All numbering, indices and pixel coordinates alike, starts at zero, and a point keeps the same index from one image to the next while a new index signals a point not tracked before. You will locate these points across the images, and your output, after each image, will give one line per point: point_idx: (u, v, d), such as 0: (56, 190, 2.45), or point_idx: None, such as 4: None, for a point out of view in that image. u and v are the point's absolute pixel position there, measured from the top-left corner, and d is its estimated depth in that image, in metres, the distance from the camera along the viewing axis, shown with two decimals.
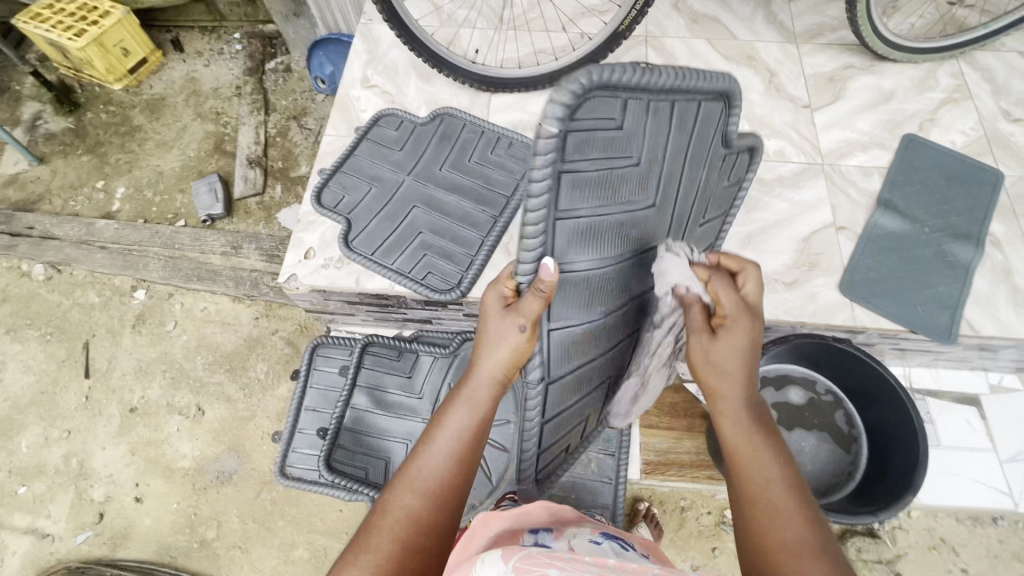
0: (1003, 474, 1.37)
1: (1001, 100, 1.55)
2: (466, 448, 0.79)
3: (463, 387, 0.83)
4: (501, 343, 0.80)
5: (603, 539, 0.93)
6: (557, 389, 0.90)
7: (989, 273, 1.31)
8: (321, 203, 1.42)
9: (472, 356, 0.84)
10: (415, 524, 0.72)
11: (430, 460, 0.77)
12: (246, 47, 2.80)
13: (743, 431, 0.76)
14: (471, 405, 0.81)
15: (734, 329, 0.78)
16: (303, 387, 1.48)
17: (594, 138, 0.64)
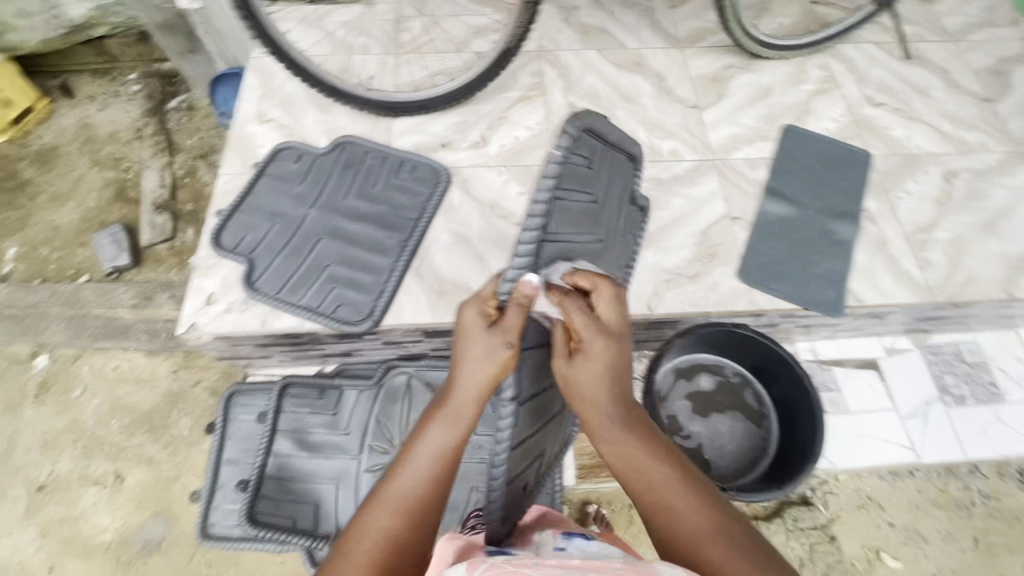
0: (905, 429, 1.48)
1: (865, 87, 1.69)
2: (444, 467, 0.86)
3: (444, 404, 0.88)
4: (483, 361, 0.87)
5: (567, 541, 0.88)
6: (524, 410, 0.95)
7: (868, 246, 1.42)
8: (220, 245, 1.36)
9: (454, 371, 0.89)
10: (390, 543, 0.81)
11: (408, 480, 0.85)
12: (144, 87, 2.66)
13: (624, 449, 0.87)
14: (452, 424, 0.88)
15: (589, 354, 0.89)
16: (220, 440, 1.41)
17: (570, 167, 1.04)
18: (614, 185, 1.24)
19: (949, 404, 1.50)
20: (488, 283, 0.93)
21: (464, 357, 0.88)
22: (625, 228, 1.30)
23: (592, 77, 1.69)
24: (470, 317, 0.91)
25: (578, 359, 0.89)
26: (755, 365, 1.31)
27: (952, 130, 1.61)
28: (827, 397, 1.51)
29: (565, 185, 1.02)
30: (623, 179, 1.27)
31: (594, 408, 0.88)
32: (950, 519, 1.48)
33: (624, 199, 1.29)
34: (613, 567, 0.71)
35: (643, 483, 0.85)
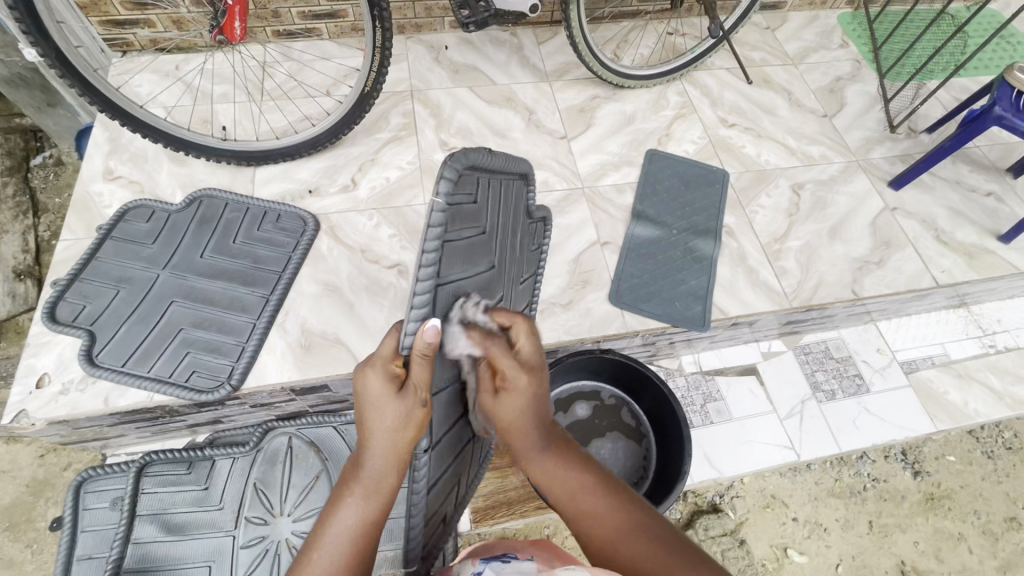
0: (784, 430, 1.54)
1: (718, 109, 1.81)
2: (362, 542, 0.76)
3: (359, 474, 0.78)
4: (393, 426, 0.76)
5: (483, 566, 0.80)
6: (438, 452, 0.86)
7: (730, 260, 1.49)
8: (54, 319, 1.25)
9: (363, 435, 0.78)
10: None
11: (321, 566, 0.73)
12: (2, 144, 2.43)
13: (546, 467, 0.85)
14: (367, 495, 0.77)
15: (514, 390, 0.86)
16: (70, 535, 1.26)
17: (462, 209, 0.79)
18: (513, 212, 1.03)
19: (822, 400, 1.58)
20: (389, 339, 0.80)
21: (372, 426, 0.77)
22: (525, 248, 1.12)
23: (463, 114, 1.71)
24: (374, 382, 0.78)
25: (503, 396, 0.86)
26: (625, 386, 1.35)
27: (797, 145, 1.75)
28: (712, 406, 1.55)
29: (454, 231, 0.78)
30: (520, 204, 1.06)
31: (520, 430, 0.86)
32: (846, 507, 1.56)
33: (522, 219, 1.08)
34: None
35: (569, 494, 0.83)
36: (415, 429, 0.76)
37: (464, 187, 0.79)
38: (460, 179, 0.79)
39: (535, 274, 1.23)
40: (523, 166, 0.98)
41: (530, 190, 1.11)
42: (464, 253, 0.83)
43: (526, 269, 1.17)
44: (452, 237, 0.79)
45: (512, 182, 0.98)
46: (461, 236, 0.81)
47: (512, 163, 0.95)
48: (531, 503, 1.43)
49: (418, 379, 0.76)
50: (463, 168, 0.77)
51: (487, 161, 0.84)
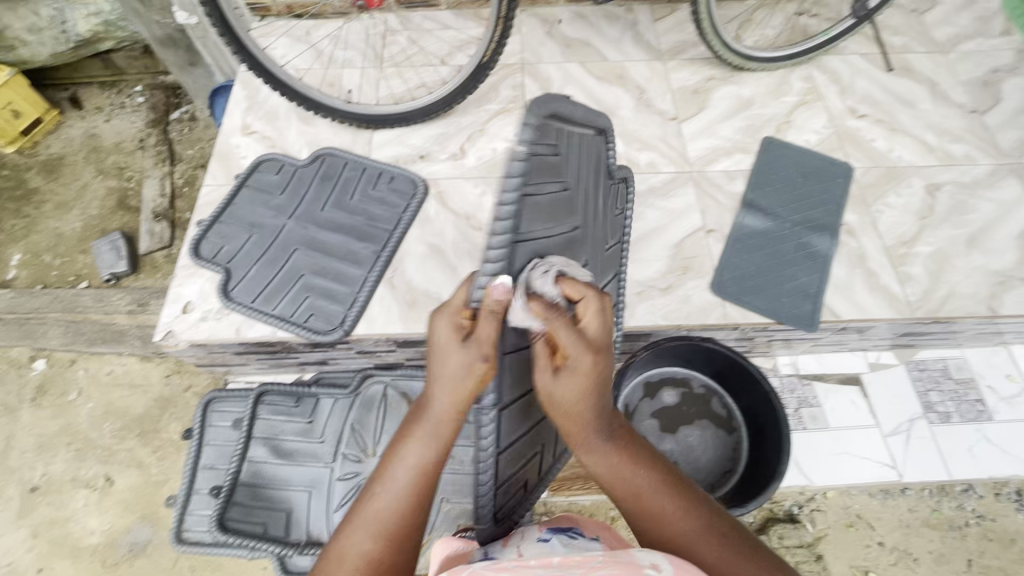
0: (887, 447, 1.45)
1: (848, 98, 1.67)
2: (420, 483, 0.81)
3: (422, 420, 0.81)
4: (457, 374, 0.78)
5: (551, 535, 0.87)
6: (509, 413, 0.89)
7: (846, 261, 1.40)
8: (198, 255, 1.40)
9: (428, 386, 0.81)
10: (372, 565, 0.78)
11: (386, 502, 0.80)
12: (149, 99, 2.75)
13: (609, 464, 0.81)
14: (429, 441, 0.81)
15: (577, 373, 0.77)
16: (198, 446, 1.43)
17: (544, 158, 0.83)
18: (593, 171, 1.05)
19: (934, 422, 1.46)
20: (460, 288, 0.81)
21: (437, 375, 0.80)
22: (608, 212, 1.14)
23: (572, 89, 1.70)
24: (442, 329, 0.80)
25: (563, 375, 0.77)
26: (720, 378, 1.31)
27: (937, 142, 1.59)
28: (807, 412, 1.48)
29: (536, 177, 0.82)
30: (599, 163, 1.09)
31: (579, 421, 0.80)
32: (942, 540, 1.43)
33: (601, 176, 1.10)
34: (593, 560, 0.69)
35: (631, 496, 0.80)
36: (476, 382, 0.79)
37: (545, 134, 0.83)
38: (542, 127, 0.82)
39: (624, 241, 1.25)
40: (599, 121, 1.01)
41: (611, 151, 1.13)
42: (545, 208, 0.86)
43: (612, 237, 1.18)
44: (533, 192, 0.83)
45: (590, 141, 1.01)
46: (545, 186, 0.85)
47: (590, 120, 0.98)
48: None
49: (483, 332, 0.77)
50: (546, 115, 0.81)
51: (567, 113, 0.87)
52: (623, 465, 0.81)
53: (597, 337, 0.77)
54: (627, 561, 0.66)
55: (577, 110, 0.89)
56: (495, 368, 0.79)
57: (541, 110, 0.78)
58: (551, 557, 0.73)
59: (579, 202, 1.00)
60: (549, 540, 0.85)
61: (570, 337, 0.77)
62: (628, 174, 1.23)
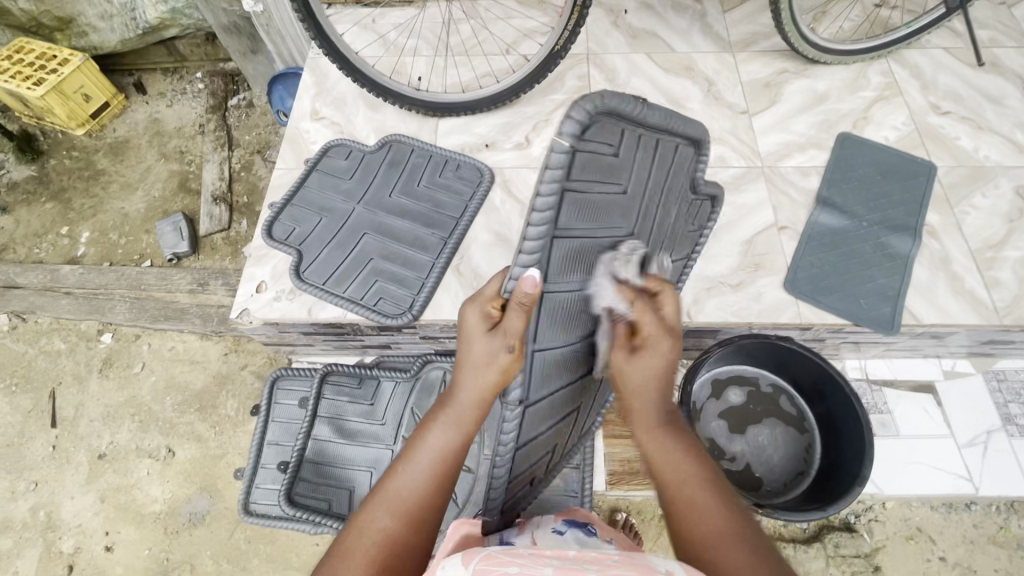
0: (961, 458, 1.39)
1: (930, 94, 1.60)
2: (443, 468, 0.77)
3: (445, 405, 0.79)
4: (481, 361, 0.76)
5: (567, 527, 0.90)
6: (533, 410, 0.81)
7: (928, 263, 1.34)
8: (272, 236, 1.43)
9: (456, 374, 0.79)
10: (390, 547, 0.71)
11: (408, 480, 0.76)
12: (209, 85, 2.83)
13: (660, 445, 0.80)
14: (454, 424, 0.78)
15: (653, 350, 0.81)
16: (264, 422, 1.47)
17: (593, 157, 0.72)
18: (669, 181, 0.90)
19: (1013, 435, 1.39)
20: (494, 278, 0.80)
21: (465, 360, 0.78)
22: (676, 230, 1.00)
23: (639, 80, 1.67)
24: (471, 317, 0.79)
25: (640, 351, 0.81)
26: (792, 379, 1.29)
27: None
28: (875, 418, 1.43)
29: (581, 180, 0.72)
30: (681, 174, 0.93)
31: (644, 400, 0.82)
32: (1011, 559, 1.37)
33: (680, 189, 0.95)
34: (611, 558, 0.63)
35: (668, 477, 0.76)
36: (499, 372, 0.75)
37: (598, 135, 0.72)
38: (598, 124, 0.72)
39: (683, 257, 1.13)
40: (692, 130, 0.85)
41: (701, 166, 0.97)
42: (590, 208, 0.75)
43: (673, 250, 1.04)
44: (581, 187, 0.73)
45: (670, 149, 0.86)
46: (594, 189, 0.74)
47: (677, 121, 0.82)
48: None
49: (511, 325, 0.73)
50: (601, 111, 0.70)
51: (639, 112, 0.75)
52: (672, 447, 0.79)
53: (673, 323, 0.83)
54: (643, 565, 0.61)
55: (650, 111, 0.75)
56: (521, 360, 0.74)
57: (600, 102, 0.67)
58: (568, 551, 0.68)
59: (639, 210, 0.86)
60: (562, 534, 0.86)
61: (653, 318, 0.83)
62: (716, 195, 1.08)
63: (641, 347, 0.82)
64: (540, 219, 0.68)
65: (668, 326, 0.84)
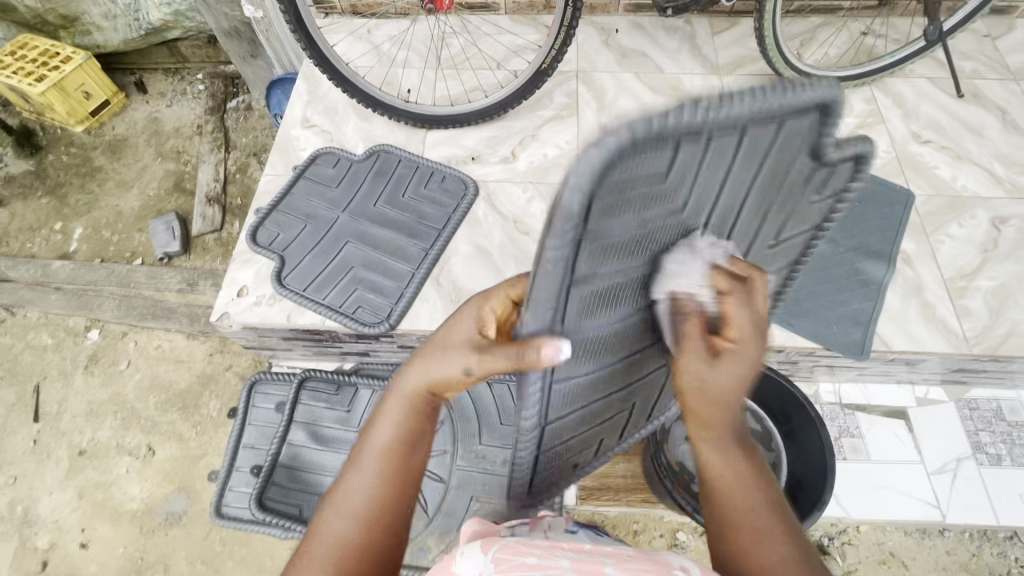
0: (931, 485, 1.39)
1: (911, 123, 1.63)
2: (393, 474, 0.72)
3: (394, 401, 0.75)
4: (449, 361, 0.73)
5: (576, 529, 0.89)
6: (560, 423, 0.83)
7: (901, 290, 1.36)
8: (256, 241, 1.45)
9: (408, 365, 0.76)
10: (343, 548, 0.68)
11: (358, 484, 0.71)
12: (209, 87, 2.87)
13: (728, 459, 0.69)
14: (403, 414, 0.74)
15: (740, 356, 0.65)
16: (241, 425, 1.48)
17: (628, 196, 0.51)
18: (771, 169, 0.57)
19: (982, 463, 1.40)
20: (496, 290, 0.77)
21: (429, 350, 0.76)
22: (796, 229, 0.71)
23: (626, 99, 1.70)
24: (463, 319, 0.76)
25: (725, 360, 0.65)
26: (760, 398, 1.29)
27: (1005, 173, 1.53)
28: (847, 442, 1.44)
29: (607, 231, 0.54)
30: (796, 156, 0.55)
31: (722, 411, 0.68)
32: None
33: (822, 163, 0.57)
34: (625, 552, 0.67)
35: (736, 502, 0.67)
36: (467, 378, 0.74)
37: (640, 166, 0.48)
38: (641, 148, 0.46)
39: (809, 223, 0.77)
40: (828, 88, 0.47)
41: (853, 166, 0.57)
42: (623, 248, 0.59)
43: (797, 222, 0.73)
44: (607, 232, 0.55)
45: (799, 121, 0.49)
46: (625, 232, 0.57)
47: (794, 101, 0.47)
48: (634, 495, 1.45)
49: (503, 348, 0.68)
50: (641, 134, 0.44)
51: (716, 106, 0.45)
52: (741, 468, 0.68)
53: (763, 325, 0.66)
54: (659, 561, 0.63)
55: (742, 94, 0.45)
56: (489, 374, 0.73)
57: (624, 136, 0.44)
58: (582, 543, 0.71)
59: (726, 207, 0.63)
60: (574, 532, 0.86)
61: (740, 314, 0.64)
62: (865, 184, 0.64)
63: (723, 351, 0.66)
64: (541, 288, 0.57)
65: (757, 326, 0.66)
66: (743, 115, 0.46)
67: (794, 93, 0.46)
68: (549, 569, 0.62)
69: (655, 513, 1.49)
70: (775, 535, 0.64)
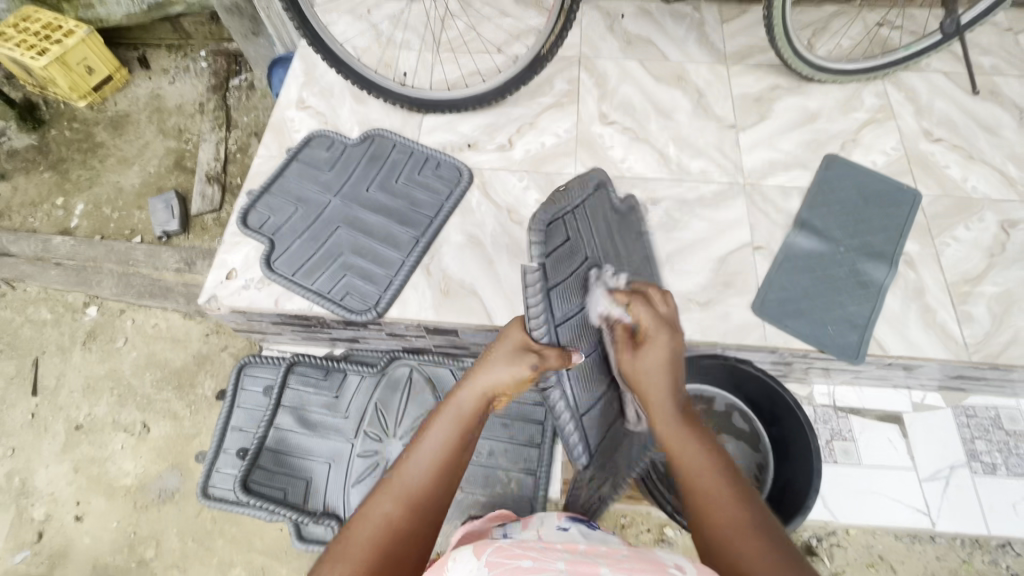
0: (922, 492, 1.37)
1: (923, 119, 1.57)
2: (447, 463, 0.80)
3: (449, 402, 0.86)
4: (500, 371, 0.86)
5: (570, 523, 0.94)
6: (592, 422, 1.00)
7: (901, 293, 1.32)
8: (246, 224, 1.43)
9: (468, 374, 0.88)
10: (392, 530, 0.74)
11: (415, 466, 0.79)
12: (211, 64, 2.84)
13: (674, 431, 0.84)
14: (455, 417, 0.84)
15: (656, 343, 0.89)
16: (229, 407, 1.48)
17: (556, 252, 0.89)
18: (603, 219, 1.04)
19: (976, 472, 1.38)
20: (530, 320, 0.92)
21: (485, 362, 0.88)
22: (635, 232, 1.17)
23: (629, 87, 1.65)
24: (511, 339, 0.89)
25: (644, 348, 0.90)
26: (750, 400, 1.28)
27: (1017, 175, 1.48)
28: (838, 445, 1.42)
29: (557, 278, 0.89)
30: (602, 206, 1.05)
31: (657, 391, 0.87)
32: None
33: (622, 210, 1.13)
34: (619, 553, 0.69)
35: (686, 467, 0.80)
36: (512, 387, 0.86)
37: (553, 236, 0.88)
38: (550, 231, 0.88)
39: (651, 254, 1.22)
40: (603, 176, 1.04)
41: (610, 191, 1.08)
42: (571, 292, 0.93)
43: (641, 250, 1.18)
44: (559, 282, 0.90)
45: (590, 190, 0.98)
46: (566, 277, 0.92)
47: (583, 187, 0.96)
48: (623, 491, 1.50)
49: (548, 358, 0.87)
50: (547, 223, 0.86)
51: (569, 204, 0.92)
52: (686, 439, 0.83)
53: (669, 319, 0.92)
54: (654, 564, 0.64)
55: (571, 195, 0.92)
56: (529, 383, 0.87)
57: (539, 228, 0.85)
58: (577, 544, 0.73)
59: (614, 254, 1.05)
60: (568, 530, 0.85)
61: (645, 314, 0.92)
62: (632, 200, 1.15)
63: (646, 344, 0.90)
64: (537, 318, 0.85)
65: (663, 320, 0.92)
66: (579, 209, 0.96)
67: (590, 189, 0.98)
68: (544, 572, 0.62)
69: (643, 508, 1.49)
70: (718, 492, 0.76)
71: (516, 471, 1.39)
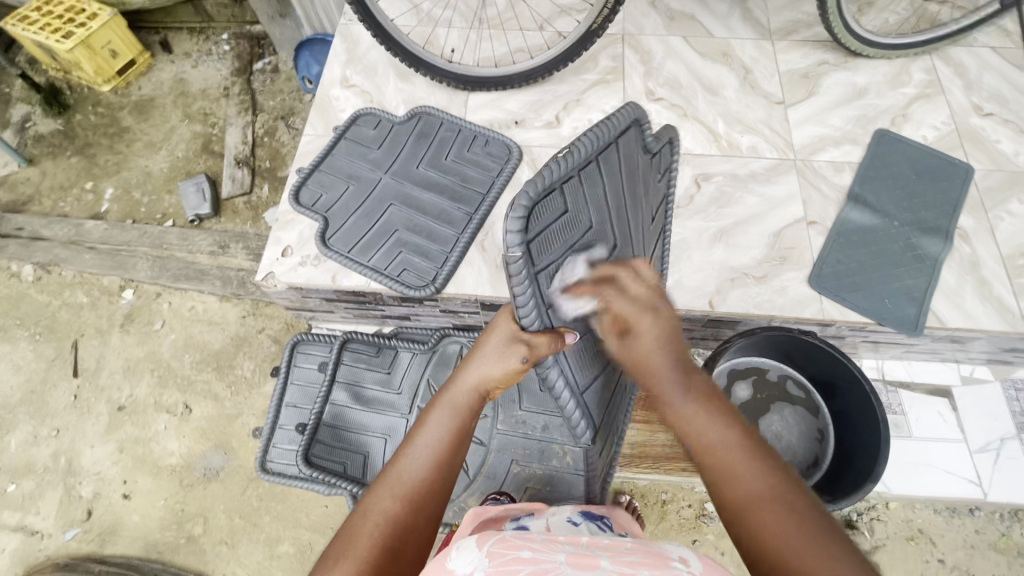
0: (972, 464, 1.39)
1: (973, 94, 1.56)
2: (445, 456, 0.77)
3: (443, 394, 0.83)
4: (491, 365, 0.82)
5: (581, 518, 1.00)
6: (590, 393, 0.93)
7: (957, 267, 1.33)
8: (299, 201, 1.44)
9: (462, 363, 0.86)
10: (394, 528, 0.70)
11: (411, 464, 0.75)
12: (234, 47, 2.82)
13: (691, 412, 0.70)
14: (451, 410, 0.81)
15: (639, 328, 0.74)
16: (283, 384, 1.50)
17: (547, 231, 0.73)
18: (627, 172, 0.85)
19: None
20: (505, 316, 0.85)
21: (477, 353, 0.85)
22: (652, 189, 0.98)
23: (674, 64, 1.64)
24: (503, 327, 0.84)
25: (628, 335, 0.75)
26: (809, 372, 1.30)
27: None
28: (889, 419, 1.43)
29: (546, 258, 0.75)
30: (628, 150, 0.84)
31: (653, 374, 0.73)
32: (1008, 566, 1.38)
33: (640, 160, 0.89)
34: (622, 546, 0.71)
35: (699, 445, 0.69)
36: (505, 375, 0.82)
37: (542, 214, 0.71)
38: (540, 204, 0.71)
39: (663, 211, 1.07)
40: (625, 117, 0.79)
41: (644, 130, 0.88)
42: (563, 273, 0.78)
43: (653, 211, 1.02)
44: (549, 261, 0.76)
45: (613, 136, 0.78)
46: (562, 253, 0.77)
47: (599, 137, 0.75)
48: (673, 464, 1.48)
49: (538, 346, 0.79)
50: (534, 194, 0.69)
51: (566, 169, 0.72)
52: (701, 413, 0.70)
53: (647, 295, 0.75)
54: (653, 553, 0.67)
55: (575, 153, 0.72)
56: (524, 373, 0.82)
57: (524, 198, 0.68)
58: (578, 538, 0.75)
59: (630, 223, 0.88)
60: (577, 525, 0.96)
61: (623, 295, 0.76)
62: (668, 135, 0.94)
63: (630, 330, 0.75)
64: (525, 306, 0.74)
65: (644, 298, 0.76)
66: (581, 171, 0.75)
67: (605, 139, 0.76)
68: (544, 563, 0.65)
69: (685, 484, 1.53)
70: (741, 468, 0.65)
71: (569, 444, 1.39)
